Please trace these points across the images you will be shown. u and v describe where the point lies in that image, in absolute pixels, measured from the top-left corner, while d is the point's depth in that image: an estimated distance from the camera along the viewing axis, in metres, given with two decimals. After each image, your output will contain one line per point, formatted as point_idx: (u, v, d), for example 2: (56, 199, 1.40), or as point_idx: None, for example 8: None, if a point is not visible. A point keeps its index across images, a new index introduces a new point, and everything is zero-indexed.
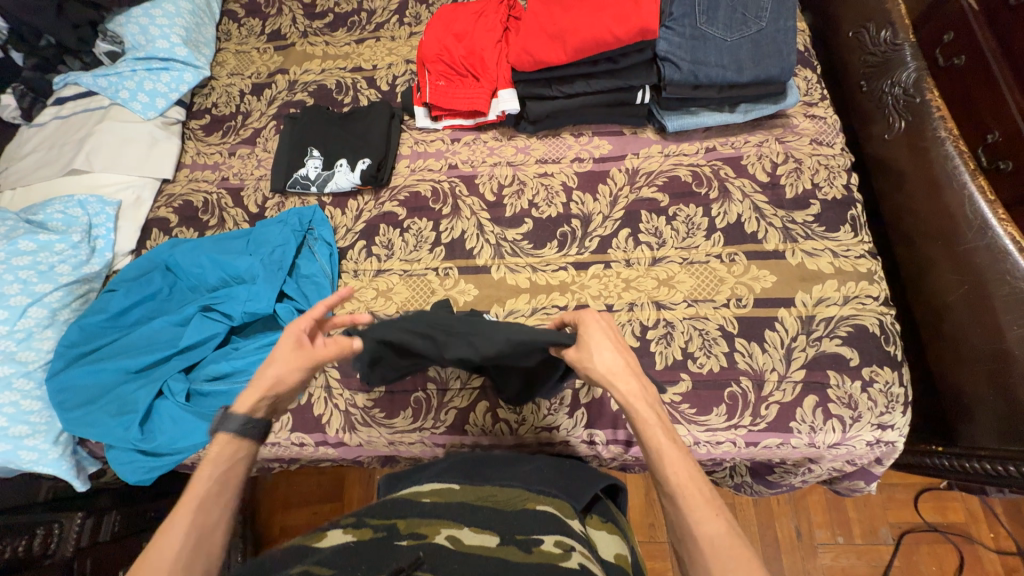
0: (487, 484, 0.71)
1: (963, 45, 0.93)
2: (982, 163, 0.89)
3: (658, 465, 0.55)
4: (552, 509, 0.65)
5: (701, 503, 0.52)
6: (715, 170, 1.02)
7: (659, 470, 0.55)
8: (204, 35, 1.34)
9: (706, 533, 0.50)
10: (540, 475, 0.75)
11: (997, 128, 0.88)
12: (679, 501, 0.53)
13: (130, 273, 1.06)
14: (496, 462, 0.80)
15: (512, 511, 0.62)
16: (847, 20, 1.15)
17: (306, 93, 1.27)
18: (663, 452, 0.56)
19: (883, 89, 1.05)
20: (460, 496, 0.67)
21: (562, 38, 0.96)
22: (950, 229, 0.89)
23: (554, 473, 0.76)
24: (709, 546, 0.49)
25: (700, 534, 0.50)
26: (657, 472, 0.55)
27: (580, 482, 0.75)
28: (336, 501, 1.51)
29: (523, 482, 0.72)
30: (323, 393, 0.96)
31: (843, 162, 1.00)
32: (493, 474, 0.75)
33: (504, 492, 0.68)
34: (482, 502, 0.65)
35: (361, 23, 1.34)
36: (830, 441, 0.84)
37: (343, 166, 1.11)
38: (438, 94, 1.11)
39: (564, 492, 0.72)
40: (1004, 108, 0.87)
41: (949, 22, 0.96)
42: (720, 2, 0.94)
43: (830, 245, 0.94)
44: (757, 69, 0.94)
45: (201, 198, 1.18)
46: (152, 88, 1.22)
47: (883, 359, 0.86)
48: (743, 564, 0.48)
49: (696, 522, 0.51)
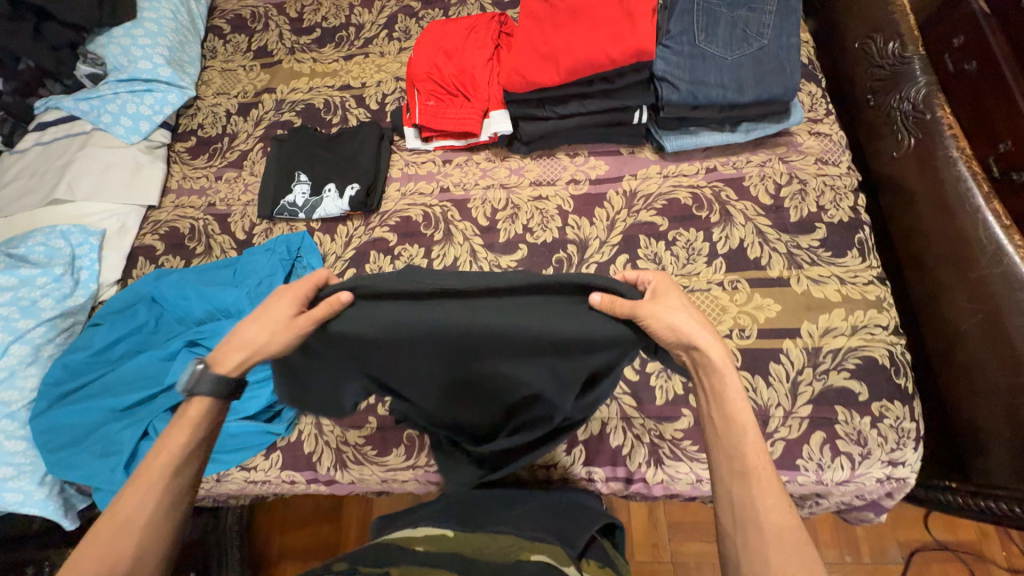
0: (481, 530, 0.69)
1: (975, 51, 0.88)
2: (994, 174, 0.85)
3: (733, 438, 0.55)
4: (547, 559, 0.61)
5: (770, 490, 0.52)
6: (715, 193, 0.99)
7: (733, 445, 0.55)
8: (188, 54, 1.31)
9: (772, 522, 0.51)
10: (534, 520, 0.73)
11: (1009, 137, 0.82)
12: (750, 481, 0.53)
13: (115, 305, 1.03)
14: (491, 501, 0.80)
15: (505, 563, 0.60)
16: (852, 30, 1.11)
17: (293, 113, 1.24)
18: (740, 431, 0.55)
19: (891, 104, 1.01)
20: (455, 546, 0.64)
21: (554, 59, 0.92)
22: (964, 253, 0.85)
23: (548, 519, 0.74)
24: (772, 533, 0.50)
25: (766, 521, 0.51)
26: (729, 445, 0.55)
27: (579, 524, 0.73)
28: (335, 522, 1.49)
29: (516, 527, 0.70)
30: (313, 430, 0.93)
31: (849, 182, 0.96)
32: (486, 513, 0.75)
33: (497, 540, 0.66)
34: (474, 553, 0.62)
35: (349, 39, 1.30)
36: (839, 478, 0.81)
37: (331, 191, 1.08)
38: (428, 115, 1.07)
39: (560, 538, 0.68)
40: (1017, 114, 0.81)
41: (959, 25, 0.91)
42: (720, 19, 0.90)
43: (836, 271, 0.90)
44: (759, 89, 0.89)
45: (187, 224, 1.15)
46: (135, 111, 1.19)
47: (894, 393, 0.82)
48: (804, 558, 0.49)
49: (763, 506, 0.51)
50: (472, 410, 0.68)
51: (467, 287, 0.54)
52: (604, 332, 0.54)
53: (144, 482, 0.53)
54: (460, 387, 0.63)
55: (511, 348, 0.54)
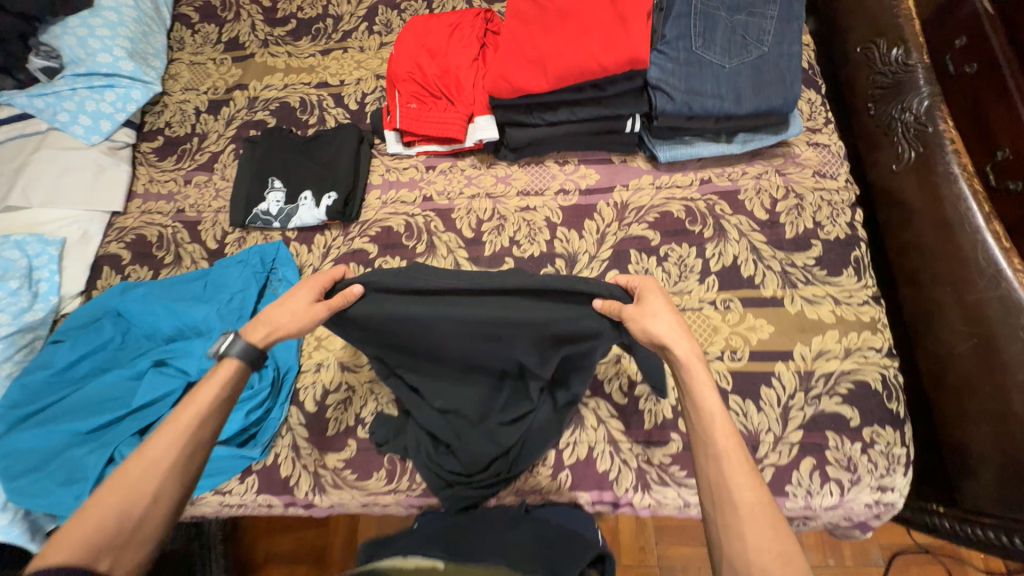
0: (473, 561, 0.65)
1: (977, 53, 0.89)
2: (992, 182, 0.85)
3: (707, 427, 0.57)
4: None
5: (742, 471, 0.54)
6: (709, 206, 0.95)
7: (706, 432, 0.56)
8: (152, 45, 1.22)
9: (743, 501, 0.52)
10: (522, 551, 0.69)
11: (1007, 146, 0.83)
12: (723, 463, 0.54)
13: (78, 321, 0.98)
14: (476, 526, 0.78)
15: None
16: (854, 33, 1.06)
17: (267, 112, 1.17)
18: (711, 420, 0.57)
19: (892, 114, 0.97)
20: None
21: (542, 64, 0.86)
22: (962, 275, 0.83)
23: (535, 551, 0.69)
24: (746, 512, 0.51)
25: (737, 500, 0.52)
26: (705, 433, 0.57)
27: (569, 551, 0.69)
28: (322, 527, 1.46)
29: (507, 557, 0.67)
30: (290, 453, 0.90)
31: (846, 197, 0.93)
32: (472, 541, 0.72)
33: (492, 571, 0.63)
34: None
35: (327, 31, 1.23)
36: (827, 504, 0.80)
37: (307, 200, 1.02)
38: (409, 119, 1.01)
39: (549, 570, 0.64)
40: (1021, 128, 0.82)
41: (960, 27, 0.93)
42: (718, 23, 0.85)
43: (831, 291, 0.87)
44: (758, 100, 0.84)
45: (154, 232, 1.09)
46: (95, 109, 1.11)
47: (886, 419, 0.81)
48: (777, 532, 0.50)
49: (736, 487, 0.53)
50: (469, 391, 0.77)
51: (473, 285, 0.60)
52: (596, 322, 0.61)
53: (173, 431, 0.58)
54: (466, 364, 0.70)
55: (512, 333, 0.63)
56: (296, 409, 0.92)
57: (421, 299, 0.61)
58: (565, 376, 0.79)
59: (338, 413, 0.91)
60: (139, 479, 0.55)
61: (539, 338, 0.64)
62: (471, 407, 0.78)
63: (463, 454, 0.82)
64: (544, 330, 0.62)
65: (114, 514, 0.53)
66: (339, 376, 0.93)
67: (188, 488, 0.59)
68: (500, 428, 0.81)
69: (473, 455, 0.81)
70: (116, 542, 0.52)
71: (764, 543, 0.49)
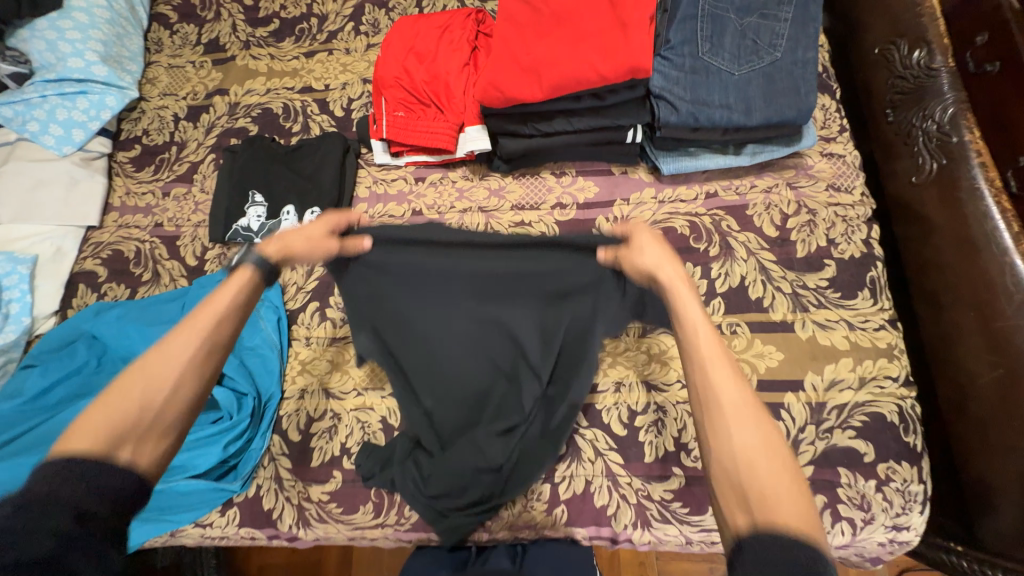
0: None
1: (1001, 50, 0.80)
2: (1012, 187, 0.77)
3: (690, 335, 0.56)
4: None
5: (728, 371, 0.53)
6: (715, 222, 0.89)
7: (690, 339, 0.56)
8: (128, 48, 1.16)
9: (729, 400, 0.51)
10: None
11: None
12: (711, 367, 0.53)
13: (50, 344, 0.93)
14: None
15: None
16: (872, 32, 0.99)
17: (248, 119, 1.11)
18: (695, 327, 0.57)
19: (913, 122, 0.91)
20: None
21: (536, 72, 0.80)
22: (986, 299, 0.78)
23: None
24: (732, 410, 0.50)
25: (721, 398, 0.51)
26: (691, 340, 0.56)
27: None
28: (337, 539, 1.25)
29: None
30: (272, 484, 0.86)
31: (862, 213, 0.87)
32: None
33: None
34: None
35: (311, 32, 1.16)
36: (839, 543, 0.75)
37: (290, 214, 0.97)
38: (396, 128, 0.95)
39: None
40: None
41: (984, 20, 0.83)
42: (727, 26, 0.78)
43: (845, 315, 0.82)
44: (769, 111, 0.78)
45: (131, 247, 1.04)
46: (66, 117, 1.06)
47: (902, 453, 0.76)
48: (761, 424, 0.49)
49: (720, 386, 0.52)
50: (468, 378, 0.80)
51: (484, 242, 0.74)
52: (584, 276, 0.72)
53: (191, 327, 0.59)
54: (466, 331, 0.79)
55: (517, 284, 0.75)
56: (279, 438, 0.87)
57: (439, 249, 0.74)
58: (564, 380, 0.81)
59: (322, 442, 0.87)
60: (160, 366, 0.55)
61: (539, 294, 0.76)
62: (467, 397, 0.80)
63: (449, 466, 0.78)
64: (540, 279, 0.74)
65: (136, 402, 0.53)
66: (324, 403, 0.89)
67: (208, 384, 0.59)
68: (491, 433, 0.79)
69: (458, 468, 0.78)
70: (135, 432, 0.51)
71: (748, 437, 0.49)
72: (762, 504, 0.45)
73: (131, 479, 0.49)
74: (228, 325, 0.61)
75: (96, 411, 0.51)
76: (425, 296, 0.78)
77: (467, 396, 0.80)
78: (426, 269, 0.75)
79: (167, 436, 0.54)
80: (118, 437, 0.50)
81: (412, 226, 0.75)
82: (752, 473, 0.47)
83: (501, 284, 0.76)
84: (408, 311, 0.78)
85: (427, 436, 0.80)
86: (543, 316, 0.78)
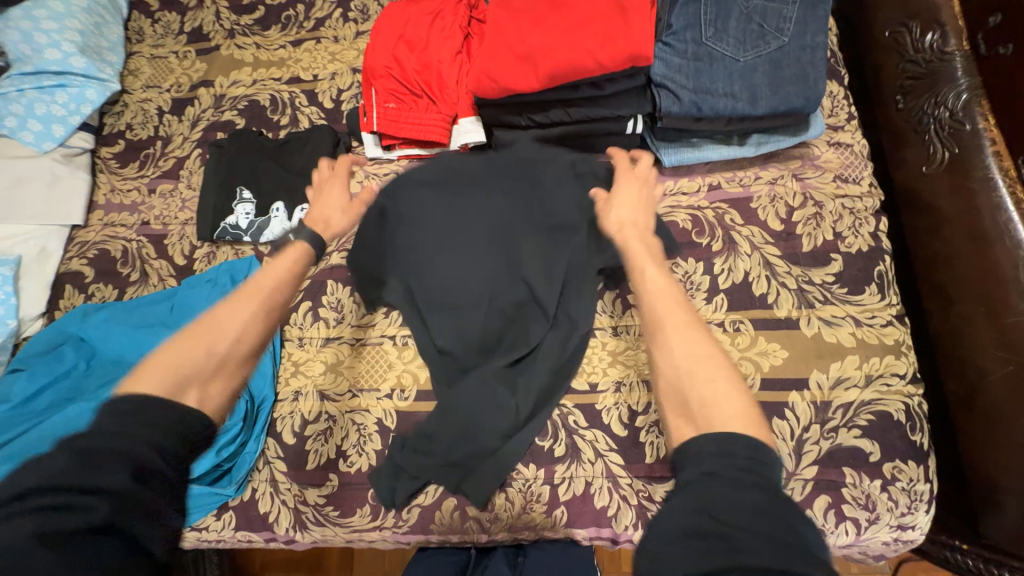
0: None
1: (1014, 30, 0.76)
2: None
3: (648, 284, 0.67)
4: None
5: (679, 311, 0.63)
6: (719, 216, 0.86)
7: (649, 287, 0.67)
8: (107, 39, 1.11)
9: (674, 328, 0.61)
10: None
11: None
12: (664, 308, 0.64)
13: (37, 348, 0.91)
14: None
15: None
16: (883, 13, 0.94)
17: (235, 112, 1.07)
18: (652, 275, 0.68)
19: (924, 109, 0.87)
20: None
21: (532, 60, 0.76)
22: (998, 293, 0.75)
23: None
24: (674, 334, 0.61)
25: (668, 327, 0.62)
26: (652, 288, 0.67)
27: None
28: None
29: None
30: (268, 488, 0.84)
31: (871, 205, 0.84)
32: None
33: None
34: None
35: (298, 19, 1.11)
36: (842, 543, 0.74)
37: (280, 211, 0.94)
38: (387, 120, 0.92)
39: None
40: None
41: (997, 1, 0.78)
42: (732, 10, 0.74)
43: (851, 311, 0.80)
44: (776, 99, 0.75)
45: (118, 247, 1.01)
46: (45, 112, 1.02)
47: (908, 452, 0.74)
48: (700, 348, 0.59)
49: (666, 318, 0.62)
50: (476, 320, 0.85)
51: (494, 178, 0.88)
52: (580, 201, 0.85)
53: (252, 291, 0.68)
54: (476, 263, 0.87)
55: (522, 217, 0.87)
56: (274, 441, 0.86)
57: (457, 193, 0.89)
58: (569, 316, 0.84)
59: (318, 445, 0.85)
60: (224, 323, 0.64)
61: (542, 226, 0.86)
62: (476, 339, 0.84)
63: (456, 412, 0.80)
64: (542, 211, 0.86)
65: (203, 351, 0.61)
66: (319, 405, 0.87)
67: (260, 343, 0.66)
68: (498, 375, 0.82)
69: (466, 412, 0.80)
70: (201, 375, 0.59)
71: (687, 355, 0.59)
72: (702, 410, 0.54)
73: (200, 414, 0.56)
74: (283, 287, 0.71)
75: (177, 356, 0.59)
76: (442, 229, 0.88)
77: (475, 340, 0.84)
78: (445, 206, 0.89)
79: (228, 380, 0.62)
80: (193, 375, 0.58)
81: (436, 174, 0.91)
82: (690, 382, 0.57)
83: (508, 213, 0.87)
84: (423, 259, 0.88)
85: (437, 388, 0.84)
86: (547, 247, 0.85)
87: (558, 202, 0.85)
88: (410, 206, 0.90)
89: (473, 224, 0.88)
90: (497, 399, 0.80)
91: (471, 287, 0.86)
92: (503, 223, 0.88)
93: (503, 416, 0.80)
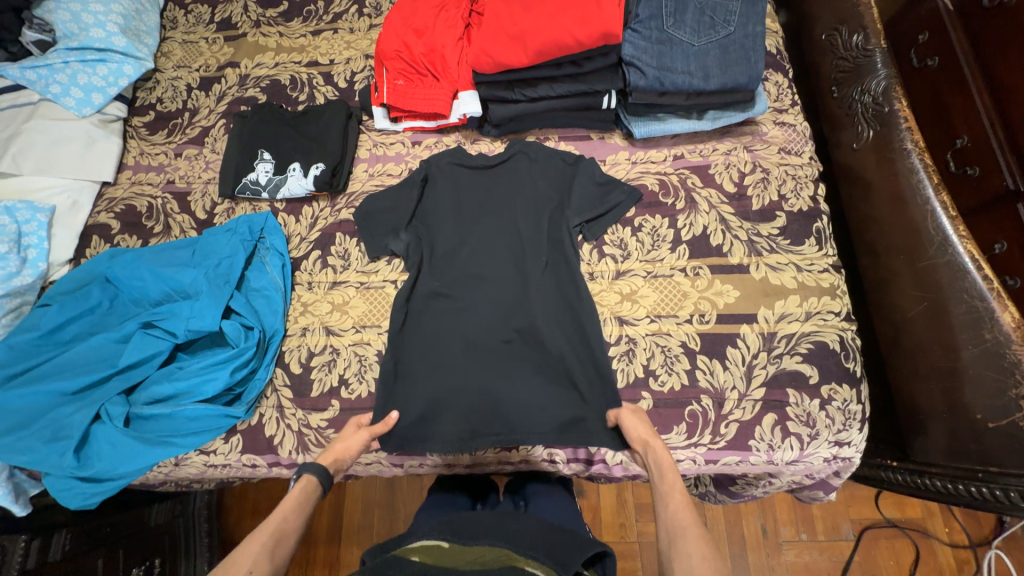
0: (474, 542, 0.70)
1: (937, 47, 0.93)
2: (952, 168, 0.91)
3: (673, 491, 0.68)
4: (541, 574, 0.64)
5: (690, 517, 0.64)
6: (682, 179, 1.00)
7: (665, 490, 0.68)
8: (145, 23, 1.25)
9: (679, 519, 0.64)
10: (529, 535, 0.72)
11: (965, 133, 0.88)
12: (680, 534, 0.62)
13: (66, 285, 0.99)
14: (483, 518, 0.77)
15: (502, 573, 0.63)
16: (820, 21, 1.12)
17: (257, 89, 1.20)
18: (669, 482, 0.69)
19: (853, 96, 1.03)
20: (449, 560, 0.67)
21: (522, 40, 0.91)
22: (914, 244, 0.88)
23: (541, 534, 0.73)
24: (677, 528, 0.63)
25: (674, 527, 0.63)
26: (667, 504, 0.67)
27: (573, 544, 0.71)
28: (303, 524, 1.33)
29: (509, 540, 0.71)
30: (275, 413, 0.92)
31: (810, 173, 0.99)
32: (480, 531, 0.74)
33: (491, 551, 0.69)
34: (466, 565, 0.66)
35: (318, 13, 1.26)
36: (788, 458, 0.84)
37: (295, 171, 1.05)
38: (396, 94, 1.05)
39: (554, 559, 0.67)
40: (970, 108, 0.87)
41: (923, 22, 0.97)
42: (688, 5, 0.90)
43: (794, 259, 0.92)
44: (724, 77, 0.90)
45: (144, 202, 1.11)
46: (86, 82, 1.13)
47: (843, 377, 0.86)
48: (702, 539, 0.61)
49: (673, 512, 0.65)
50: (479, 284, 0.95)
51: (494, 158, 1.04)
52: (561, 177, 1.01)
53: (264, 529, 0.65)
54: (474, 224, 1.00)
55: (515, 188, 1.01)
56: (281, 370, 0.95)
57: (464, 165, 1.05)
58: (558, 261, 0.96)
59: (322, 374, 0.94)
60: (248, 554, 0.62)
61: (532, 195, 1.00)
62: (478, 287, 0.95)
63: (460, 351, 0.91)
64: (532, 183, 1.01)
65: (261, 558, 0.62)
66: (325, 339, 0.96)
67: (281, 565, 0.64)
68: (495, 329, 0.92)
69: (481, 373, 0.89)
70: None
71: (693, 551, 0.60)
72: None
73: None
74: (293, 517, 0.68)
75: None
76: (446, 194, 1.03)
77: (478, 287, 0.95)
78: (450, 176, 1.04)
79: None
80: None
81: (447, 149, 1.08)
82: None
83: (503, 185, 1.02)
84: (426, 217, 1.02)
85: (451, 342, 0.92)
86: (536, 212, 0.98)
87: (546, 176, 1.01)
88: (421, 172, 1.04)
89: (467, 191, 1.03)
90: (494, 350, 0.91)
91: (472, 242, 0.98)
92: (497, 191, 1.02)
93: (502, 366, 0.90)
